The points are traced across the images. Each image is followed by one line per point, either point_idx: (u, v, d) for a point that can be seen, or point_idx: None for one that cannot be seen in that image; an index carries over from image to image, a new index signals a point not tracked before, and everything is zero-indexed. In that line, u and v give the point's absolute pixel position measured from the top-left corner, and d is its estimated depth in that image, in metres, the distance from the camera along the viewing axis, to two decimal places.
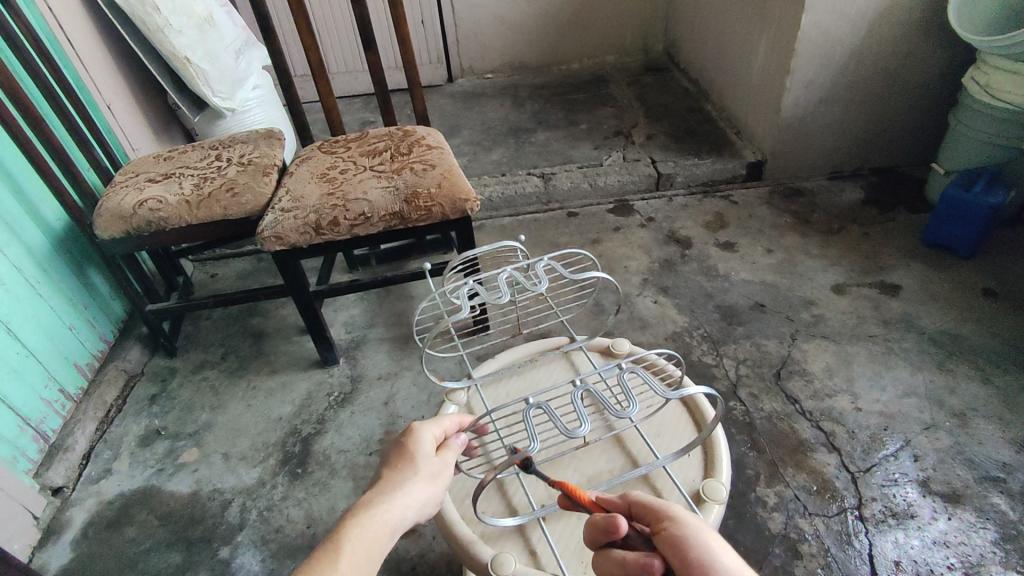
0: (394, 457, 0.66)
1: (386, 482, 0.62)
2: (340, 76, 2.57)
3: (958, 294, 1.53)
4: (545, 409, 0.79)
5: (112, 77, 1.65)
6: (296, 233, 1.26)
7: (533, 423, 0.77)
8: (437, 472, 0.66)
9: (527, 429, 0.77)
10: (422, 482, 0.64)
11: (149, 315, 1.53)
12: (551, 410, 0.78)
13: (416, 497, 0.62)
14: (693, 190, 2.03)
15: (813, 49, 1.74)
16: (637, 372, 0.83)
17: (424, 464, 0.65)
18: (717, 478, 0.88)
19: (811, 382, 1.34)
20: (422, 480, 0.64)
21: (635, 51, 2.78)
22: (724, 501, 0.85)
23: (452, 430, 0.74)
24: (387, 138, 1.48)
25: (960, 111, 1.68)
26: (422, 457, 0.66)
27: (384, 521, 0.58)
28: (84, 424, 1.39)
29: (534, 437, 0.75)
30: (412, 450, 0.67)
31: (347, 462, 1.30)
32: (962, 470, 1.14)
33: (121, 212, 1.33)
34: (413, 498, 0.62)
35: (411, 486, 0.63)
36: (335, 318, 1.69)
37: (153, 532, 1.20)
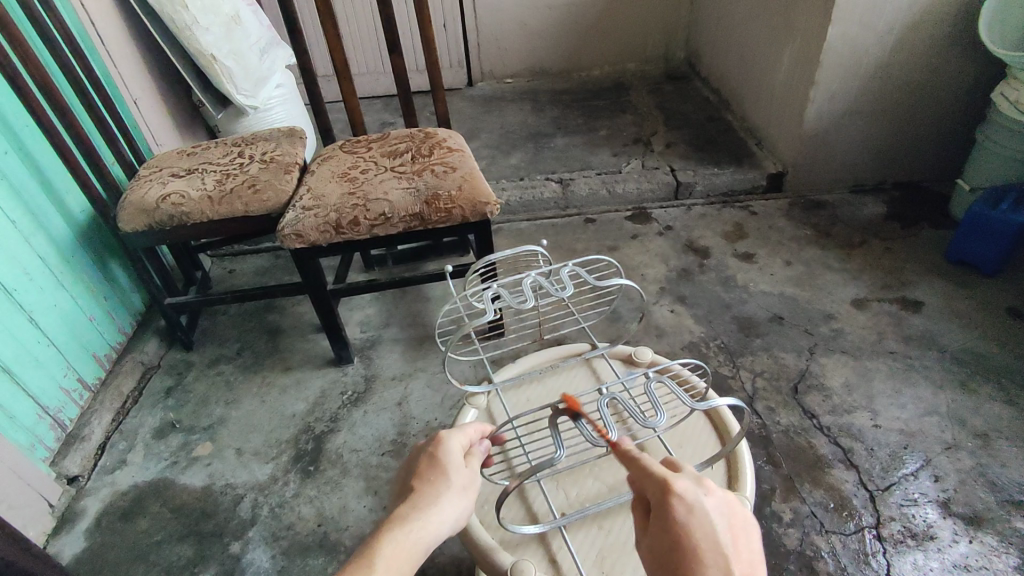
0: (424, 467, 0.66)
1: (418, 494, 0.62)
2: (362, 77, 2.59)
3: (982, 312, 1.50)
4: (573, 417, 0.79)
5: (139, 73, 1.67)
6: (316, 231, 1.26)
7: (559, 430, 0.77)
8: (468, 483, 0.65)
9: (553, 436, 0.77)
10: (455, 493, 0.63)
11: (168, 309, 1.54)
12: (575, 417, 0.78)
13: (449, 509, 0.61)
14: (712, 200, 2.02)
15: (838, 61, 1.73)
16: (665, 382, 0.82)
17: (456, 475, 0.65)
18: (740, 493, 0.86)
19: (830, 397, 1.32)
20: (456, 492, 0.63)
21: (656, 59, 2.77)
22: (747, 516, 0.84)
23: (476, 439, 0.74)
24: (409, 140, 1.48)
25: (989, 127, 1.65)
26: (453, 467, 0.66)
27: (421, 534, 0.57)
28: (101, 415, 1.41)
29: (561, 445, 0.76)
30: (444, 460, 0.66)
31: (359, 462, 1.30)
32: (984, 492, 1.12)
33: (146, 205, 1.34)
34: (447, 510, 0.61)
35: (445, 498, 0.62)
36: (351, 317, 1.70)
37: (165, 524, 1.21)
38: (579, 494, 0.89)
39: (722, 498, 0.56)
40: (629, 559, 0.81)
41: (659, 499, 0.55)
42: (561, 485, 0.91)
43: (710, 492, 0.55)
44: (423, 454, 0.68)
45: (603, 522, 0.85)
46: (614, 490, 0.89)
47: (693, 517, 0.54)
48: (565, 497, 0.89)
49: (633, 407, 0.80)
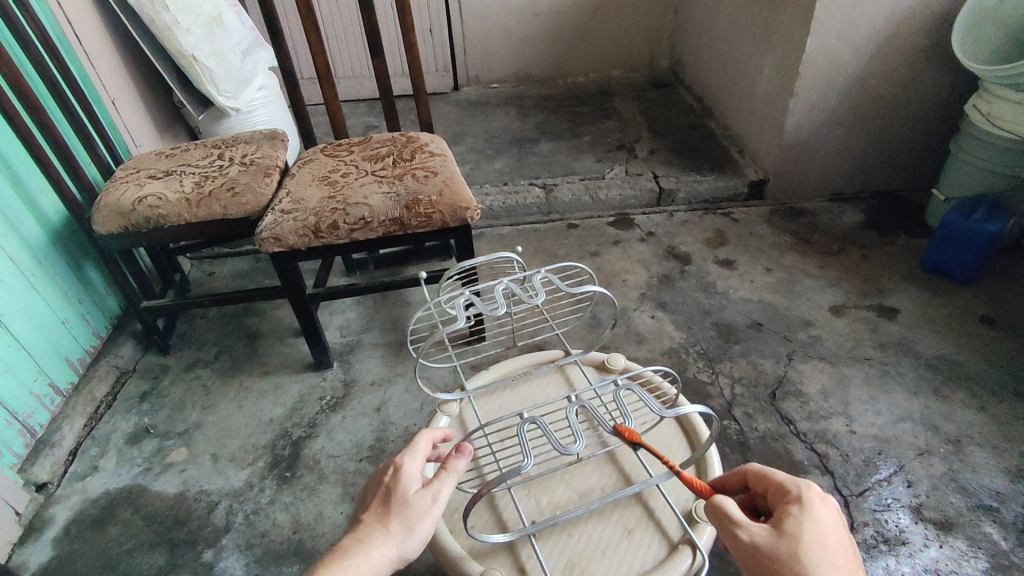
0: (373, 497, 0.65)
1: (360, 527, 0.62)
2: (346, 80, 2.58)
3: (956, 320, 1.52)
4: (541, 424, 0.79)
5: (118, 73, 1.65)
6: (294, 235, 1.25)
7: (526, 438, 0.77)
8: (412, 510, 0.63)
9: (521, 445, 0.76)
10: (397, 526, 0.62)
11: (144, 312, 1.52)
12: (545, 424, 0.78)
13: (386, 541, 0.60)
14: (694, 206, 2.04)
15: (817, 73, 1.75)
16: (633, 389, 0.82)
17: (402, 505, 0.63)
18: None
19: (807, 403, 1.34)
20: (397, 523, 0.62)
21: (641, 66, 2.79)
22: None
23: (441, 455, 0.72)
24: (390, 144, 1.48)
25: (961, 138, 1.69)
26: (399, 495, 0.64)
27: (350, 566, 0.57)
28: (72, 420, 1.38)
29: (528, 453, 0.75)
30: (392, 489, 0.65)
31: (336, 468, 1.29)
32: (955, 497, 1.14)
33: (120, 207, 1.32)
34: (382, 542, 0.60)
35: (384, 531, 0.61)
36: (331, 322, 1.69)
37: (137, 532, 1.19)
38: (550, 502, 0.89)
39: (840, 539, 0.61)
40: (599, 566, 0.81)
41: (793, 490, 0.62)
42: (532, 493, 0.91)
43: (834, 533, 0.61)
44: (379, 483, 0.67)
45: (574, 529, 0.85)
46: (585, 497, 0.89)
47: (822, 518, 0.59)
48: (535, 505, 0.89)
49: (601, 413, 0.80)
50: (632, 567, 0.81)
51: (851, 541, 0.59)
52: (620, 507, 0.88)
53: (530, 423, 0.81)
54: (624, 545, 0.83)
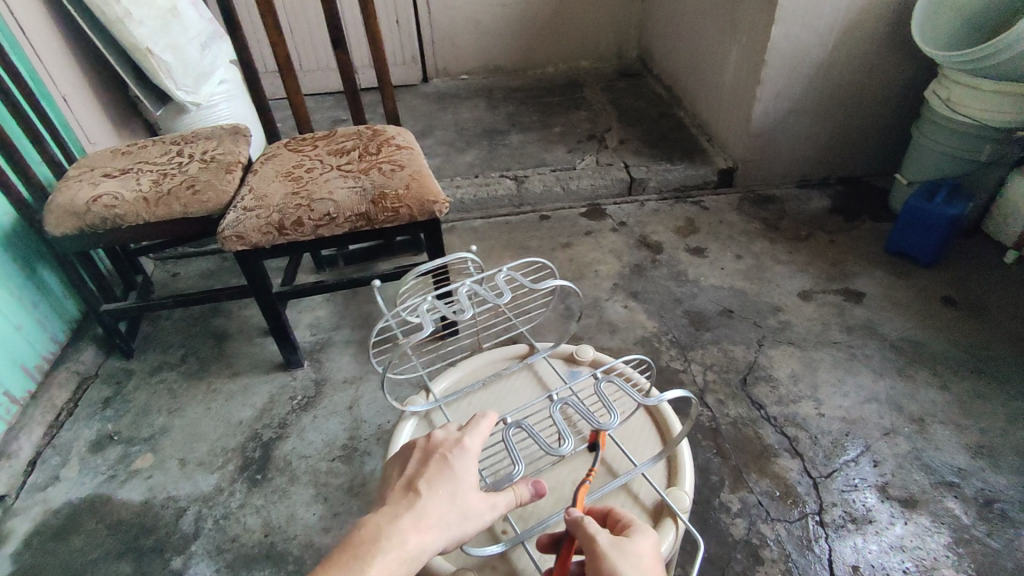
0: (433, 472, 0.62)
1: (418, 504, 0.59)
2: (312, 73, 2.53)
3: (919, 302, 1.56)
4: (525, 428, 0.79)
5: (69, 68, 1.59)
6: (258, 233, 1.22)
7: (514, 444, 0.77)
8: (473, 509, 0.61)
9: (509, 452, 0.76)
10: (454, 516, 0.59)
11: (104, 315, 1.47)
12: (531, 428, 0.79)
13: (443, 532, 0.58)
14: (665, 195, 2.05)
15: (782, 62, 1.77)
16: (614, 384, 0.86)
17: (463, 495, 0.61)
18: (680, 487, 0.86)
19: (776, 387, 1.36)
20: (454, 517, 0.59)
21: (611, 56, 2.79)
22: (688, 509, 0.83)
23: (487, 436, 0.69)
24: (356, 138, 1.45)
25: (922, 123, 1.72)
26: (462, 486, 0.62)
27: (408, 556, 0.55)
28: (31, 429, 1.33)
29: (518, 460, 0.76)
30: (456, 475, 0.62)
31: (308, 468, 1.27)
32: (919, 475, 1.16)
33: (74, 207, 1.27)
34: (440, 529, 0.58)
35: (441, 517, 0.59)
36: (300, 320, 1.65)
37: (101, 542, 1.15)
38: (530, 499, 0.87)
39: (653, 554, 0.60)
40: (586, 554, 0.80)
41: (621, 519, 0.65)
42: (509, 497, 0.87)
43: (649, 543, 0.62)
44: (438, 455, 0.64)
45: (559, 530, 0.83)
46: (560, 497, 0.87)
47: (648, 552, 0.60)
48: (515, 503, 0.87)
49: (585, 409, 0.83)
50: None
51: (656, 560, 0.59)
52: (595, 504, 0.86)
53: (514, 428, 0.82)
54: None
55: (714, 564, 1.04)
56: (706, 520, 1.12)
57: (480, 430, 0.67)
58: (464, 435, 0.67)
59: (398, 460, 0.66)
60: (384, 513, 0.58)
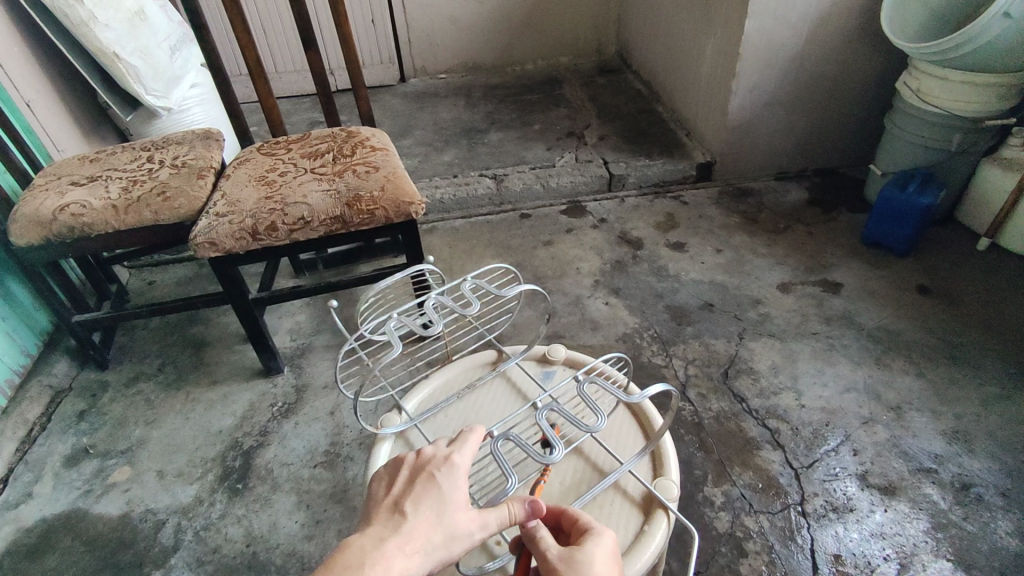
0: (420, 491, 0.61)
1: (405, 524, 0.57)
2: (288, 75, 2.50)
3: (895, 291, 1.58)
4: (512, 437, 0.78)
5: (32, 74, 1.55)
6: (231, 238, 1.20)
7: (504, 457, 0.76)
8: (461, 531, 0.59)
9: (500, 466, 0.75)
10: (441, 537, 0.57)
11: (76, 327, 1.44)
12: (519, 438, 0.77)
13: (430, 554, 0.56)
14: (644, 191, 2.05)
15: (756, 55, 1.78)
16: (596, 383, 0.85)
17: (451, 515, 0.59)
18: (667, 477, 0.87)
19: (758, 380, 1.36)
20: (441, 537, 0.57)
21: (589, 52, 2.79)
22: (676, 499, 0.85)
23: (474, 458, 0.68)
24: (330, 140, 1.43)
25: (894, 114, 1.74)
26: (450, 506, 0.60)
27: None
28: (2, 445, 1.30)
29: (510, 472, 0.75)
30: (443, 495, 0.61)
31: (289, 475, 1.25)
32: (898, 462, 1.18)
33: (40, 217, 1.24)
34: (426, 551, 0.56)
35: (428, 538, 0.57)
36: (280, 326, 1.63)
37: (78, 559, 1.13)
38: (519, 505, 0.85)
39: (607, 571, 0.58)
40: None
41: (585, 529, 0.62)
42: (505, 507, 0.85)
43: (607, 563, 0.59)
44: (425, 474, 0.63)
45: None
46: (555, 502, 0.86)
47: (600, 554, 0.59)
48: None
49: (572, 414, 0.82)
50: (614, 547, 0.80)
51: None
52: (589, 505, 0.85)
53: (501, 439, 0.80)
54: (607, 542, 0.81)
55: (699, 558, 1.05)
56: (691, 514, 1.12)
57: (467, 447, 0.68)
58: (452, 454, 0.66)
59: (383, 477, 0.64)
60: (370, 535, 0.55)
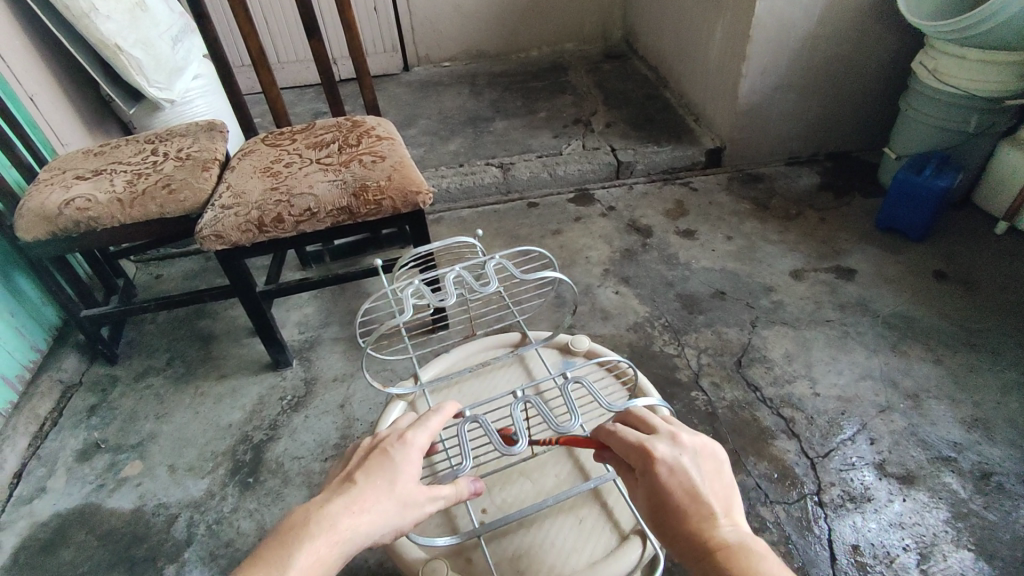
0: (372, 463, 0.59)
1: (353, 490, 0.55)
2: (291, 65, 2.47)
3: (911, 277, 1.55)
4: (481, 422, 0.73)
5: (34, 67, 1.53)
6: (238, 231, 1.19)
7: (466, 439, 0.70)
8: (414, 498, 0.58)
9: (459, 443, 0.70)
10: (391, 504, 0.56)
11: (85, 322, 1.43)
12: (486, 424, 0.71)
13: (380, 518, 0.55)
14: (653, 178, 2.02)
15: (767, 37, 1.74)
16: (584, 382, 0.76)
17: (404, 483, 0.58)
18: None
19: (771, 368, 1.35)
20: (393, 504, 0.56)
21: (595, 38, 2.75)
22: None
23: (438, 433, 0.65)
24: (335, 129, 1.41)
25: (909, 96, 1.70)
26: (402, 475, 0.59)
27: (339, 540, 0.52)
28: (14, 441, 1.30)
29: (467, 456, 0.69)
30: (396, 464, 0.59)
31: (300, 469, 1.25)
32: (916, 451, 1.16)
33: (46, 212, 1.23)
34: (375, 514, 0.55)
35: (379, 504, 0.55)
36: (288, 319, 1.63)
37: (92, 553, 1.13)
38: (501, 492, 0.82)
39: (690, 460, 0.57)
40: (544, 559, 0.75)
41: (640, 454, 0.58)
42: (490, 488, 0.83)
43: (683, 453, 0.57)
44: (378, 448, 0.61)
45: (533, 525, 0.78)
46: (542, 493, 0.82)
47: (675, 479, 0.56)
48: (485, 495, 0.82)
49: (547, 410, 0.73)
50: (579, 558, 0.74)
51: (701, 465, 0.57)
52: (575, 505, 0.80)
53: (472, 422, 0.75)
54: (580, 543, 0.76)
55: None
56: None
57: (429, 424, 0.64)
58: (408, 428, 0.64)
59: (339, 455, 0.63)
60: (315, 501, 0.54)
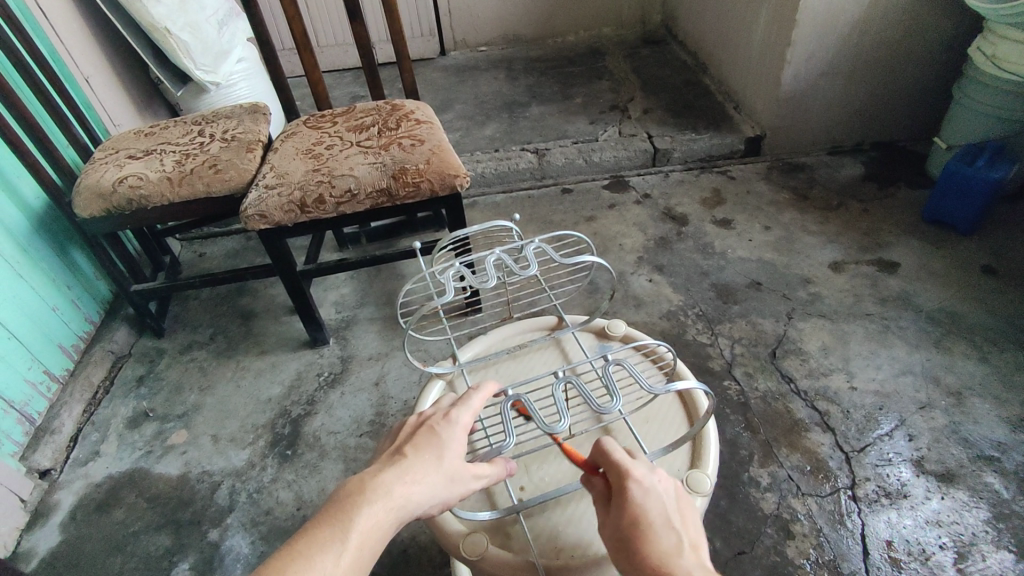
0: (421, 439, 0.61)
1: (404, 461, 0.58)
2: (329, 49, 2.51)
3: (958, 272, 1.50)
4: (523, 402, 0.74)
5: (90, 49, 1.59)
6: (280, 211, 1.22)
7: (509, 416, 0.72)
8: (459, 474, 0.60)
9: (502, 421, 0.71)
10: (440, 476, 0.59)
11: (135, 296, 1.50)
12: (529, 403, 0.73)
13: (429, 489, 0.57)
14: (690, 165, 1.99)
15: (814, 21, 1.69)
16: (624, 364, 0.76)
17: (450, 459, 0.61)
18: (702, 471, 0.80)
19: (807, 360, 1.33)
20: (441, 478, 0.59)
21: (632, 23, 2.70)
22: (707, 494, 0.77)
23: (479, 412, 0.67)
24: (375, 113, 1.43)
25: (965, 84, 1.64)
26: (448, 451, 0.61)
27: (394, 506, 0.54)
28: (71, 407, 1.37)
29: (511, 433, 0.70)
30: (443, 441, 0.61)
31: (336, 444, 1.29)
32: (957, 449, 1.13)
33: (101, 189, 1.28)
34: (425, 485, 0.57)
35: (428, 476, 0.58)
36: (325, 298, 1.67)
37: (142, 514, 1.19)
38: (539, 470, 0.84)
39: (667, 490, 0.60)
40: (581, 535, 0.76)
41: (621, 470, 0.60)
42: (526, 466, 0.85)
43: (660, 477, 0.60)
44: (425, 425, 0.63)
45: (570, 502, 0.79)
46: (578, 472, 0.83)
47: (651, 502, 0.58)
48: (523, 473, 0.84)
49: (588, 390, 0.74)
50: None
51: (673, 501, 0.59)
52: None
53: (513, 400, 0.76)
54: None
55: (743, 539, 1.04)
56: (735, 494, 1.11)
57: (472, 405, 0.66)
58: (450, 408, 0.66)
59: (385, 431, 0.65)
60: (369, 470, 0.57)
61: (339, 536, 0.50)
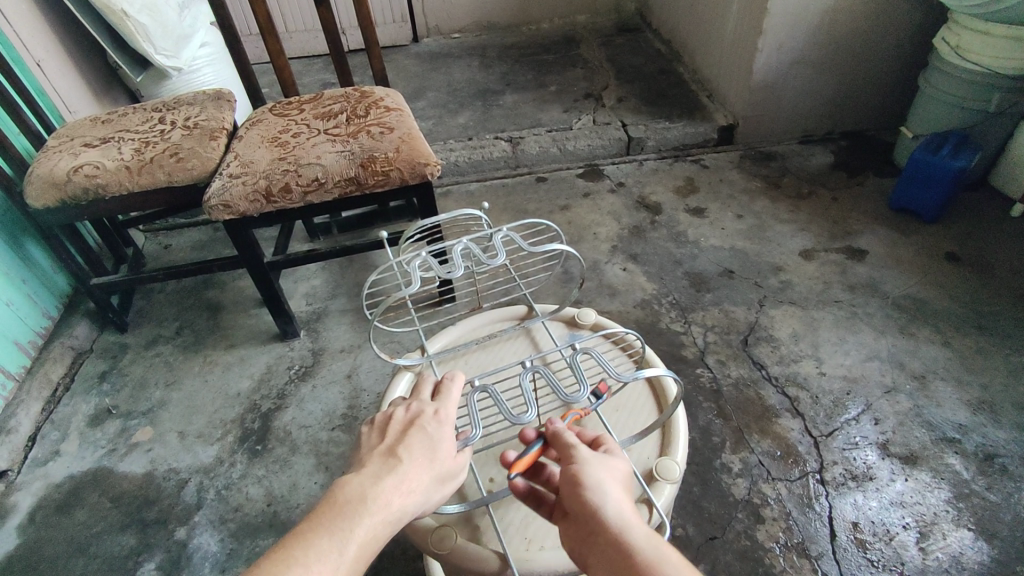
0: (413, 440, 0.60)
1: (401, 467, 0.56)
2: (298, 35, 2.44)
3: (923, 258, 1.53)
4: (490, 393, 0.73)
5: (42, 32, 1.52)
6: (246, 200, 1.18)
7: (476, 408, 0.71)
8: (450, 474, 0.59)
9: (469, 413, 0.70)
10: (434, 482, 0.58)
11: (94, 290, 1.44)
12: (496, 393, 0.72)
13: (425, 495, 0.56)
14: (663, 154, 2.00)
15: (785, 11, 1.70)
16: (591, 354, 0.76)
17: (442, 460, 0.59)
18: (671, 457, 0.80)
19: (777, 347, 1.34)
20: (435, 481, 0.58)
21: (607, 10, 2.69)
22: (676, 480, 0.78)
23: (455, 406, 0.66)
24: (343, 100, 1.40)
25: (930, 74, 1.67)
26: (441, 453, 0.60)
27: (393, 518, 0.53)
28: (28, 405, 1.33)
29: (477, 423, 0.69)
30: (434, 442, 0.60)
31: (307, 438, 1.26)
32: (920, 432, 1.16)
33: (55, 178, 1.22)
34: (422, 493, 0.56)
35: (424, 481, 0.57)
36: (296, 290, 1.63)
37: (105, 514, 1.16)
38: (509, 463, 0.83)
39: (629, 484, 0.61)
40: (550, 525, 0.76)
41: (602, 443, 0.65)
42: (497, 458, 0.84)
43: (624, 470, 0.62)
44: (415, 425, 0.62)
45: None
46: None
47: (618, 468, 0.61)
48: (494, 465, 0.84)
49: (555, 379, 0.74)
50: None
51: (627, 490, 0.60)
52: None
53: (481, 393, 0.75)
54: None
55: (714, 524, 1.05)
56: (707, 481, 1.12)
57: (451, 398, 0.67)
58: (439, 407, 0.65)
59: (373, 428, 0.62)
60: (367, 474, 0.55)
61: (339, 545, 0.49)
